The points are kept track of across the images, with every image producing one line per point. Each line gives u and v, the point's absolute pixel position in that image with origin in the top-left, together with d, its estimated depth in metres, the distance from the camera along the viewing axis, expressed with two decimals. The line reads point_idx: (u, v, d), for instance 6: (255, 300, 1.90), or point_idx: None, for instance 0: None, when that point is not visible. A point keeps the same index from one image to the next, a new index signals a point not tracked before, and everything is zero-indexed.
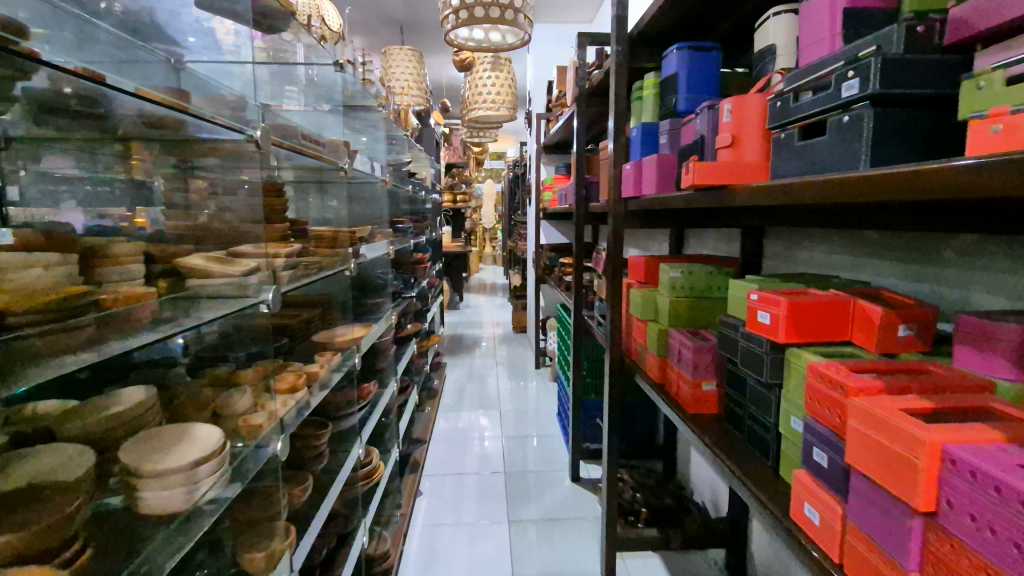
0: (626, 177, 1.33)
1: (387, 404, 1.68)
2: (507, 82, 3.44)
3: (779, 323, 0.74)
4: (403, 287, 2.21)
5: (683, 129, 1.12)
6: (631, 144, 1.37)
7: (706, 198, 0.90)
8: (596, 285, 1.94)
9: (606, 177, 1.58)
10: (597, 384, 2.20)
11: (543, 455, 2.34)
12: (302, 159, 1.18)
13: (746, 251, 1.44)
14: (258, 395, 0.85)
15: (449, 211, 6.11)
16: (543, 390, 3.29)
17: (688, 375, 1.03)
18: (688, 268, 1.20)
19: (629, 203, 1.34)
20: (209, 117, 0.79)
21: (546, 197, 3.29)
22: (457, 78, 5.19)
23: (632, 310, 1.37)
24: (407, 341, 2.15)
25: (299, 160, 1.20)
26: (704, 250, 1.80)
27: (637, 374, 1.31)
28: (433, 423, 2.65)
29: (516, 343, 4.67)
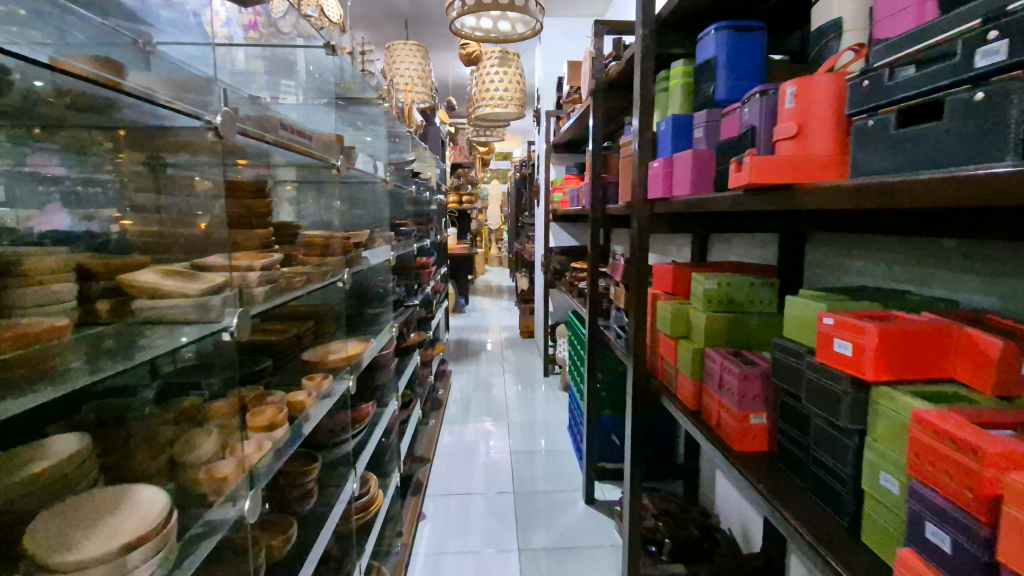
0: (654, 176, 1.20)
1: (387, 424, 1.54)
2: (515, 79, 3.31)
3: (862, 355, 0.60)
4: (406, 294, 2.08)
5: (723, 121, 0.98)
6: (657, 140, 1.23)
7: (762, 202, 0.76)
8: (613, 293, 1.80)
9: (627, 177, 1.44)
10: (612, 398, 2.06)
11: (554, 473, 2.20)
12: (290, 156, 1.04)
13: (785, 260, 1.30)
14: (227, 435, 0.71)
15: (455, 212, 5.97)
16: (553, 400, 3.15)
17: (731, 406, 0.89)
18: (725, 278, 1.06)
19: (656, 205, 1.20)
20: (164, 102, 0.65)
21: (557, 199, 3.15)
22: (463, 75, 5.05)
23: (659, 324, 1.23)
24: (410, 352, 2.02)
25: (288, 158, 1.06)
26: (733, 256, 1.65)
27: (665, 398, 1.17)
28: (437, 437, 2.51)
29: (523, 348, 4.53)
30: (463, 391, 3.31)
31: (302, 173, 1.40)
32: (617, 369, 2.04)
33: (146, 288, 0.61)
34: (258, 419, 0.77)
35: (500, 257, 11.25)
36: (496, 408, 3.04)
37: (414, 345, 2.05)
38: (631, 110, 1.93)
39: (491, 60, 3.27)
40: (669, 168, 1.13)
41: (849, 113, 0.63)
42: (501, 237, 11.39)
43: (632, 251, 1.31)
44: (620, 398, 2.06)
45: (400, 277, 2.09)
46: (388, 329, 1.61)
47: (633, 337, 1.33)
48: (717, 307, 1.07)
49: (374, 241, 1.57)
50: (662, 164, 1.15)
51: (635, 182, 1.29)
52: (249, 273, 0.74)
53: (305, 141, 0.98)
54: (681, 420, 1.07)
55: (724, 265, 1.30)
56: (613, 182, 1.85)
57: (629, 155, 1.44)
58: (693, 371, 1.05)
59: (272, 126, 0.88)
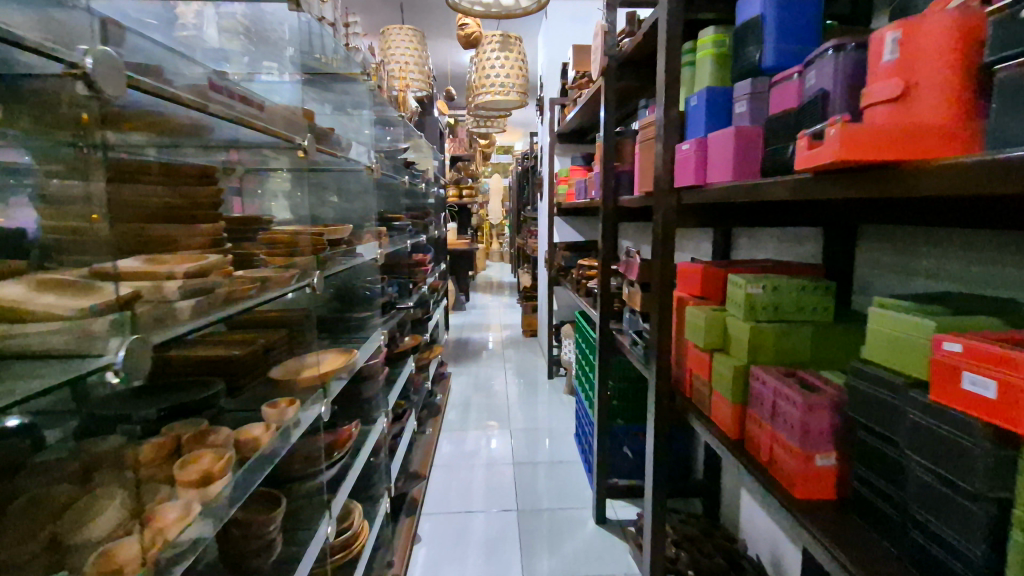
0: (682, 160, 1.02)
1: (376, 443, 1.37)
2: (518, 63, 3.12)
3: (1016, 397, 0.43)
4: (398, 295, 1.90)
5: (776, 91, 0.81)
6: (686, 119, 1.05)
7: (848, 185, 0.58)
8: (628, 294, 1.63)
9: (646, 164, 1.27)
10: (624, 407, 1.88)
11: (561, 488, 2.03)
12: (245, 134, 0.87)
13: (830, 256, 1.13)
14: (134, 510, 0.53)
15: (454, 207, 5.80)
16: (558, 404, 2.98)
17: (790, 442, 0.72)
18: (772, 281, 0.89)
19: (685, 195, 1.03)
20: (19, 40, 0.43)
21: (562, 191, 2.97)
22: (462, 64, 4.87)
23: (687, 334, 1.05)
24: (402, 358, 1.85)
25: (244, 137, 0.89)
26: (762, 252, 1.47)
27: (696, 420, 1.00)
28: (434, 446, 2.34)
29: (526, 347, 4.36)
30: (462, 394, 3.14)
31: (275, 158, 1.22)
32: (630, 376, 1.86)
33: (6, 308, 0.45)
34: (189, 472, 0.59)
35: (501, 253, 11.07)
36: (497, 413, 2.87)
37: (407, 351, 1.88)
38: (645, 91, 1.75)
39: (492, 44, 3.09)
40: (703, 151, 0.96)
41: (994, 57, 0.45)
42: (503, 232, 11.20)
43: (656, 248, 1.13)
44: (633, 406, 1.88)
45: (391, 279, 1.91)
46: (376, 336, 1.43)
47: (656, 348, 1.15)
48: (762, 317, 0.90)
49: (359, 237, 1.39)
50: (692, 146, 0.98)
51: (659, 167, 1.11)
52: (161, 282, 0.56)
53: (260, 115, 0.80)
54: (720, 452, 0.89)
55: (762, 266, 1.12)
56: (626, 170, 1.67)
57: (648, 138, 1.27)
58: (733, 394, 0.88)
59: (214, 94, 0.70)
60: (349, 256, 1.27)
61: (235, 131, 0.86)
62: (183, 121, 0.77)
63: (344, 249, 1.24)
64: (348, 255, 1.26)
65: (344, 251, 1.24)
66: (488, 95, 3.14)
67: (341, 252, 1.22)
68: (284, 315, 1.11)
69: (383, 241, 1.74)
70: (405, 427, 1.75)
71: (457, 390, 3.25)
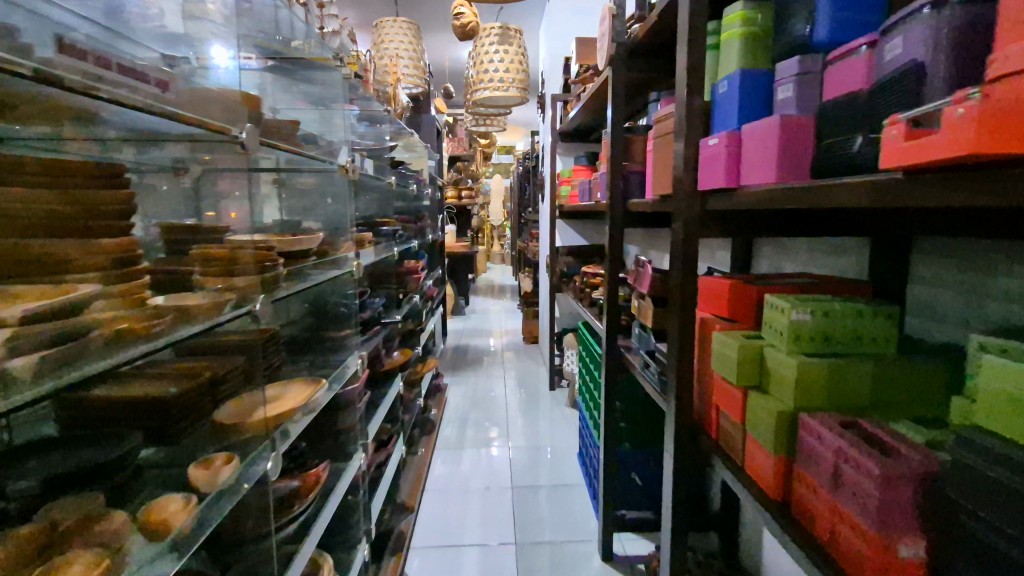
0: (709, 157, 0.86)
1: (353, 481, 1.21)
2: (518, 58, 2.97)
3: None
4: (385, 309, 1.74)
5: (836, 72, 0.64)
6: (713, 109, 0.89)
7: (962, 187, 0.41)
8: (637, 309, 1.46)
9: (661, 163, 1.11)
10: (633, 429, 1.72)
11: (563, 517, 1.86)
12: (160, 125, 0.72)
13: (880, 272, 0.97)
14: None
15: (454, 208, 5.64)
16: (560, 419, 2.81)
17: (859, 522, 0.55)
18: (824, 307, 0.72)
19: (713, 199, 0.87)
20: None
21: (565, 193, 2.81)
22: (461, 60, 4.71)
23: (713, 365, 0.89)
24: (388, 377, 1.69)
25: (161, 127, 0.74)
26: (791, 264, 1.31)
27: (724, 471, 0.83)
28: (426, 468, 2.18)
29: (527, 354, 4.19)
30: (459, 407, 2.98)
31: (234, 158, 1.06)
32: (639, 397, 1.70)
33: None
34: None
35: (502, 255, 10.91)
36: (495, 429, 2.70)
37: (394, 370, 1.72)
38: (656, 84, 1.59)
39: (490, 37, 2.93)
40: (736, 146, 0.79)
41: None
42: (504, 233, 11.03)
43: (675, 261, 0.97)
44: (642, 429, 1.72)
45: (376, 292, 1.75)
46: (353, 358, 1.27)
47: (673, 377, 0.98)
48: (810, 348, 0.73)
49: (336, 247, 1.23)
50: (722, 140, 0.81)
51: (679, 168, 0.94)
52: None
53: (168, 96, 0.65)
54: (756, 513, 0.72)
55: (799, 282, 0.95)
56: (635, 171, 1.50)
57: (664, 135, 1.10)
58: (773, 444, 0.71)
59: (102, 71, 0.55)
60: (320, 271, 1.11)
61: (148, 120, 0.71)
62: (74, 108, 0.62)
63: (313, 262, 1.08)
64: (318, 270, 1.10)
65: (313, 265, 1.08)
66: (486, 92, 2.99)
67: (309, 266, 1.06)
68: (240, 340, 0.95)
69: (366, 250, 1.58)
70: (390, 454, 1.59)
71: (453, 402, 3.08)
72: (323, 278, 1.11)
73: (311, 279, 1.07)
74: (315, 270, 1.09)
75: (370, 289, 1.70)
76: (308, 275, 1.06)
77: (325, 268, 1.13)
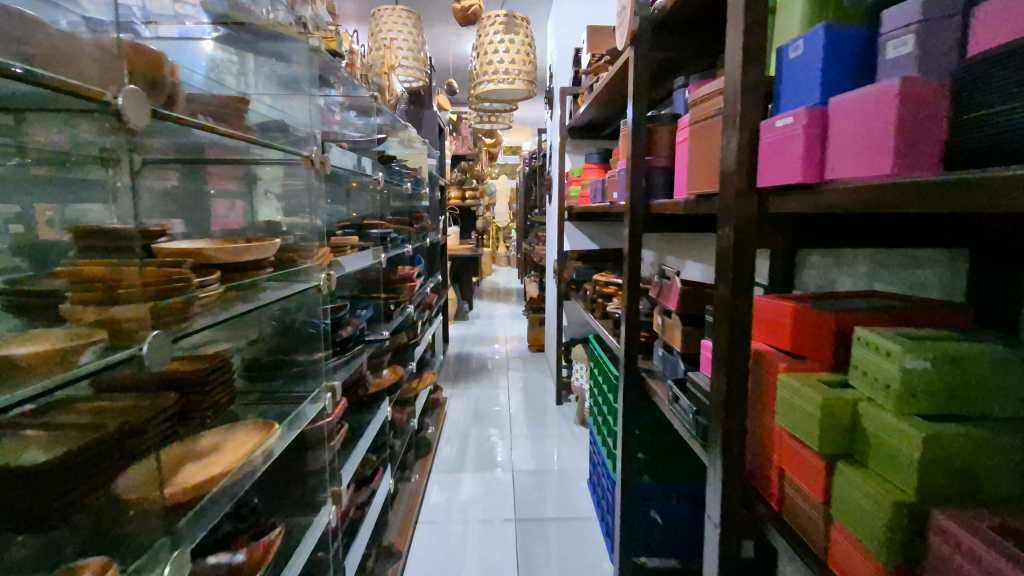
0: (777, 144, 0.65)
1: (321, 537, 1.00)
2: (524, 48, 2.76)
3: None
4: (370, 322, 1.54)
5: (992, 14, 0.44)
6: (778, 82, 0.68)
7: None
8: (663, 327, 1.26)
9: (701, 154, 0.90)
10: (654, 462, 1.51)
11: (572, 557, 1.66)
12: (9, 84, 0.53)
13: (986, 294, 0.76)
14: None
15: (457, 209, 5.43)
16: (568, 439, 2.60)
17: None
18: (954, 353, 0.51)
19: (784, 200, 0.66)
20: None
21: (575, 193, 2.60)
22: (465, 54, 4.50)
23: (779, 418, 0.67)
24: (374, 402, 1.48)
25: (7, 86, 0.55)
26: (848, 279, 1.09)
27: (798, 567, 0.62)
28: (421, 496, 1.97)
29: (532, 363, 3.98)
30: (459, 424, 2.77)
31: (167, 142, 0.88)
32: (661, 426, 1.49)
33: None
34: None
35: (507, 257, 10.71)
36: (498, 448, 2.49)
37: (380, 393, 1.51)
38: (684, 67, 1.38)
39: (495, 25, 2.72)
40: (820, 126, 0.58)
41: None
42: (509, 235, 10.82)
43: (722, 278, 0.76)
44: (663, 462, 1.51)
45: (360, 304, 1.55)
46: (323, 391, 1.05)
47: (718, 424, 0.77)
48: (930, 411, 0.52)
49: (304, 256, 1.03)
50: (796, 119, 0.60)
51: (730, 158, 0.74)
52: None
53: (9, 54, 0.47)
54: None
55: (883, 306, 0.74)
56: (660, 167, 1.29)
57: (704, 120, 0.89)
58: (882, 546, 0.50)
59: None
60: (277, 289, 0.90)
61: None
62: None
63: (265, 278, 0.88)
64: (273, 288, 0.89)
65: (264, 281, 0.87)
66: (490, 84, 2.78)
67: (258, 284, 0.86)
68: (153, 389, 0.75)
69: (348, 258, 1.38)
70: (374, 491, 1.38)
71: (453, 417, 2.87)
72: (281, 298, 0.90)
73: (263, 299, 0.86)
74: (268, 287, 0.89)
75: (352, 301, 1.50)
76: (258, 295, 0.86)
77: (285, 284, 0.93)
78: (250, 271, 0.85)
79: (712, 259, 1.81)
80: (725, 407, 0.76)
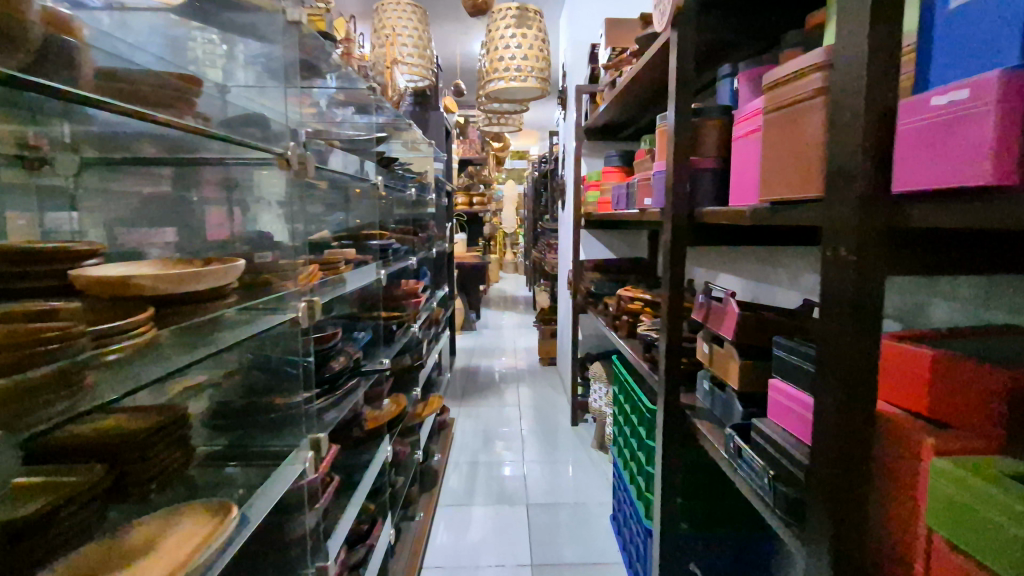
0: (932, 135, 0.46)
1: None
2: (538, 43, 2.58)
3: None
4: (368, 348, 1.35)
5: None
6: (927, 53, 0.49)
7: None
8: (716, 359, 1.07)
9: (787, 153, 0.70)
10: (695, 509, 1.30)
11: None
12: None
13: None
14: None
15: (464, 215, 5.24)
16: (586, 465, 2.40)
17: None
18: None
19: (942, 214, 0.46)
20: None
21: (593, 199, 2.41)
22: (473, 54, 4.32)
23: (937, 525, 0.48)
24: (374, 440, 1.29)
25: None
26: (942, 302, 0.89)
27: None
28: (426, 537, 1.77)
29: (544, 378, 3.78)
30: (467, 448, 2.57)
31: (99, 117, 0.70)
32: (705, 468, 1.29)
33: None
34: None
35: (515, 264, 10.51)
36: (510, 477, 2.29)
37: (379, 429, 1.31)
38: (731, 52, 1.19)
39: (507, 19, 2.53)
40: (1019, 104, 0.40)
41: None
42: (517, 241, 10.62)
43: (830, 315, 0.57)
44: (706, 510, 1.31)
45: (358, 326, 1.35)
46: (303, 450, 0.88)
47: (823, 508, 0.58)
48: None
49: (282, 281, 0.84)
50: (979, 97, 0.41)
51: (846, 154, 0.54)
52: None
53: None
54: None
55: None
56: (706, 169, 1.10)
57: (787, 108, 0.71)
58: None
59: None
60: (243, 324, 0.74)
61: None
62: None
63: (226, 312, 0.71)
64: (238, 323, 0.73)
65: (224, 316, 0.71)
66: (501, 82, 2.60)
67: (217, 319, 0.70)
68: (38, 493, 0.55)
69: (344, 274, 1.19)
70: (372, 548, 1.18)
71: (461, 440, 2.68)
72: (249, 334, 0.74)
73: (226, 337, 0.70)
74: (232, 323, 0.72)
75: (349, 323, 1.30)
76: (219, 334, 0.69)
77: (255, 317, 0.77)
78: (206, 304, 0.69)
79: (755, 273, 1.61)
80: (835, 486, 0.57)
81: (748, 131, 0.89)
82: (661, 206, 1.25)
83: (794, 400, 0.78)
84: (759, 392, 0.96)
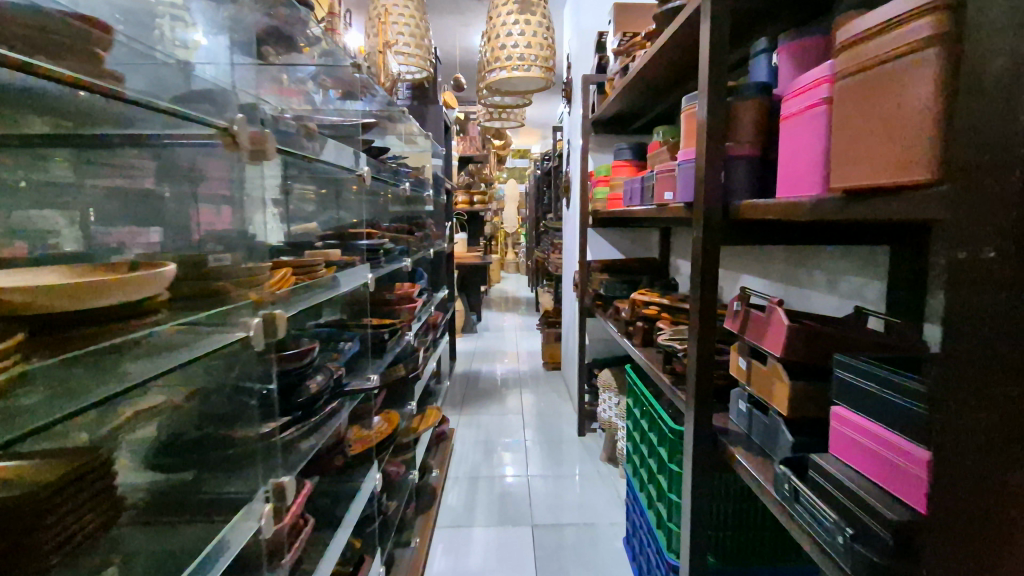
0: None
1: None
2: (542, 29, 2.43)
3: None
4: (355, 360, 1.20)
5: None
6: None
7: None
8: (757, 379, 0.93)
9: (875, 133, 0.55)
10: (726, 542, 1.15)
11: None
12: None
13: None
14: None
15: (464, 214, 5.09)
16: (594, 478, 2.25)
17: None
18: None
19: None
20: None
21: (602, 195, 2.26)
22: (473, 47, 4.18)
23: None
24: (362, 465, 1.14)
25: None
26: None
27: None
28: (423, 564, 1.62)
29: (548, 384, 3.63)
30: (468, 460, 2.42)
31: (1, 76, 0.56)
32: (738, 496, 1.14)
33: None
34: None
35: (517, 264, 10.37)
36: (513, 493, 2.14)
37: (369, 452, 1.17)
38: (771, 25, 1.04)
39: (509, 4, 2.39)
40: None
41: None
42: (518, 240, 10.47)
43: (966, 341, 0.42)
44: (738, 543, 1.16)
45: (341, 338, 1.22)
46: (257, 503, 0.72)
47: None
48: None
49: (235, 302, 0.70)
50: None
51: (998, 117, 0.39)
52: None
53: None
54: None
55: None
56: (742, 157, 0.96)
57: (871, 72, 0.56)
58: None
59: None
60: (161, 354, 0.60)
61: None
62: None
63: (144, 335, 0.57)
64: (155, 353, 0.59)
65: (141, 342, 0.57)
66: (502, 72, 2.45)
67: (128, 346, 0.56)
68: None
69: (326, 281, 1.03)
70: None
71: (461, 451, 2.53)
72: (170, 367, 0.60)
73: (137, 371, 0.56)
74: (154, 348, 0.59)
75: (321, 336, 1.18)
76: (126, 364, 0.56)
77: (184, 344, 0.63)
78: (120, 324, 0.55)
79: (784, 275, 1.46)
80: None
81: (807, 109, 0.73)
82: (687, 200, 1.11)
83: (900, 453, 0.60)
84: (813, 416, 0.82)
